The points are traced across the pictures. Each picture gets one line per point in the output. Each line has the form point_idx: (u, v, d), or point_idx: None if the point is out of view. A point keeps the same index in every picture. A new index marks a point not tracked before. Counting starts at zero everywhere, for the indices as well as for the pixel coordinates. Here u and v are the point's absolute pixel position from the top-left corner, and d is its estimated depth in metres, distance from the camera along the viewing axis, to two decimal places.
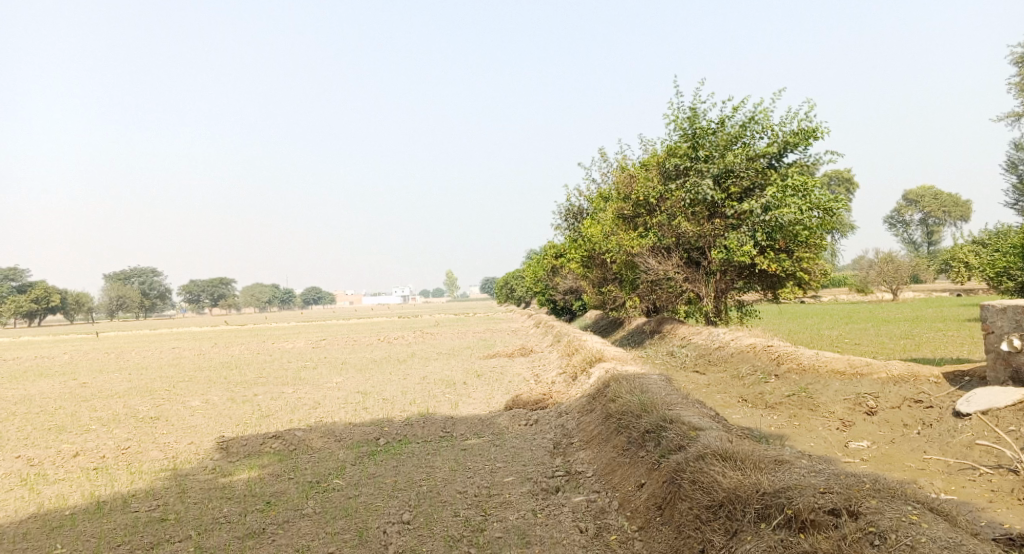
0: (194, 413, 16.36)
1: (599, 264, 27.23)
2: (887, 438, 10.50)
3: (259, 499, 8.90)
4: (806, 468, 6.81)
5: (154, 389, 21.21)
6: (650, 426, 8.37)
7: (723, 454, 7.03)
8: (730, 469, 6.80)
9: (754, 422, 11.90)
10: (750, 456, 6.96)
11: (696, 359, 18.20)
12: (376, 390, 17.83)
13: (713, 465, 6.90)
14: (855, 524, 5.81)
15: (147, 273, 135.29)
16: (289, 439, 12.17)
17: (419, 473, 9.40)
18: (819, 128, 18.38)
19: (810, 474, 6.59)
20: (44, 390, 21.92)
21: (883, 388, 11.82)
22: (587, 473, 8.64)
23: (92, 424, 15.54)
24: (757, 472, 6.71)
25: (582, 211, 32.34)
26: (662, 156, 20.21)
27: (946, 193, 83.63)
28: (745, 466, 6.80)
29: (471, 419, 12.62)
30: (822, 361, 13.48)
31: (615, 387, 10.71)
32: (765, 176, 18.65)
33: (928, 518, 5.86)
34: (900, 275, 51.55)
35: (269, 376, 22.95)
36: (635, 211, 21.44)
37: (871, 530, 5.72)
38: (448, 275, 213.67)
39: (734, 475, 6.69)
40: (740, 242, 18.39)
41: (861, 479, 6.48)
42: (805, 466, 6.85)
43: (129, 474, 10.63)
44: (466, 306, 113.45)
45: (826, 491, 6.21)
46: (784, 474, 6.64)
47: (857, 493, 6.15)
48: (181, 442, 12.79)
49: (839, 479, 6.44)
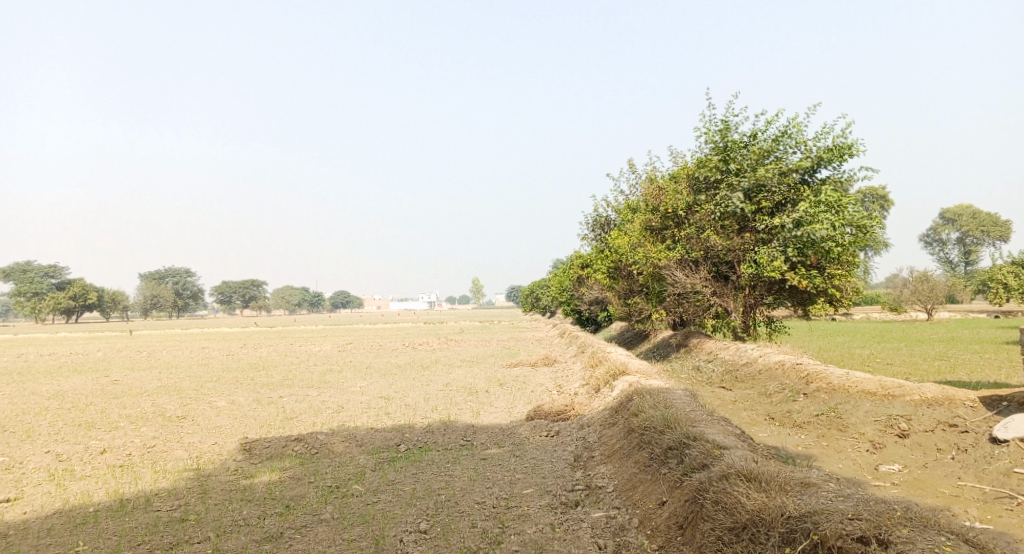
0: (220, 413, 16.55)
1: (626, 275, 27.02)
2: (919, 463, 10.19)
3: (279, 502, 8.92)
4: (833, 492, 6.62)
5: (183, 388, 21.52)
6: (673, 443, 8.22)
7: (747, 475, 6.87)
8: (754, 490, 6.63)
9: (780, 441, 11.65)
10: (776, 477, 6.77)
11: (723, 374, 17.93)
12: (399, 396, 17.86)
13: (737, 486, 6.74)
14: (885, 553, 5.61)
15: (181, 274, 137.93)
16: (311, 442, 12.22)
17: (438, 482, 9.35)
18: (854, 144, 18.06)
19: (839, 498, 6.39)
20: (76, 386, 22.36)
21: (916, 410, 11.50)
22: (608, 488, 8.51)
23: (121, 421, 15.80)
24: (783, 494, 6.53)
25: (610, 222, 32.16)
26: (692, 168, 20.03)
27: (985, 212, 81.62)
28: (770, 487, 6.63)
29: (492, 428, 12.55)
30: (853, 380, 13.16)
31: (638, 401, 10.56)
32: (798, 191, 18.35)
33: (962, 550, 5.63)
34: (935, 295, 50.36)
35: (295, 378, 23.14)
36: (663, 223, 21.25)
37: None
38: (475, 283, 214.28)
39: (758, 497, 6.52)
40: (770, 257, 18.12)
41: (892, 506, 6.26)
42: (832, 490, 6.65)
43: (153, 473, 10.75)
44: (492, 315, 113.51)
45: (855, 517, 6.01)
46: (812, 497, 6.45)
47: (887, 520, 5.93)
48: (206, 443, 12.92)
49: (869, 505, 6.24)
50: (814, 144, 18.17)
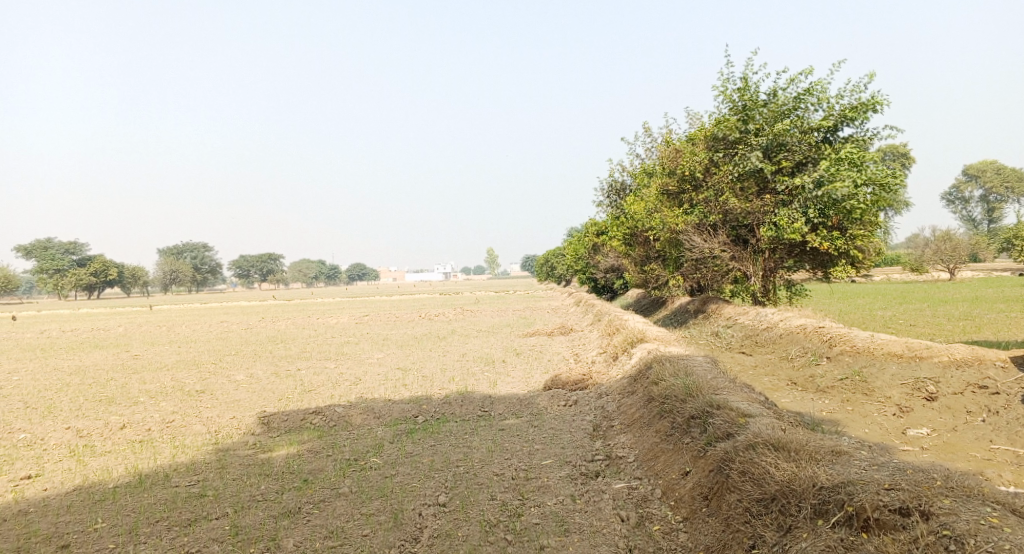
0: (238, 387, 16.59)
1: (643, 241, 26.64)
2: (949, 426, 9.92)
3: (297, 477, 8.87)
4: (866, 460, 6.39)
5: (202, 362, 21.61)
6: (696, 412, 8.01)
7: (775, 444, 6.65)
8: (783, 460, 6.42)
9: (804, 406, 11.41)
10: (805, 446, 6.56)
11: (743, 340, 17.66)
12: (416, 367, 17.78)
13: (765, 456, 6.53)
14: (926, 525, 5.39)
15: (199, 248, 139.02)
16: (329, 415, 12.16)
17: (456, 453, 9.24)
18: (879, 101, 17.45)
19: (873, 467, 6.18)
20: (97, 362, 22.54)
21: (944, 372, 11.18)
22: (629, 458, 8.34)
23: (141, 397, 15.87)
24: (814, 464, 6.32)
25: (625, 187, 31.66)
26: (709, 129, 19.52)
27: (1010, 167, 79.62)
28: (800, 457, 6.42)
29: (510, 398, 12.42)
30: (878, 343, 12.82)
31: (659, 369, 10.34)
32: (819, 150, 17.84)
33: (1011, 522, 5.38)
34: (958, 254, 49.43)
35: (313, 350, 23.17)
36: (680, 187, 20.81)
37: (946, 534, 5.29)
38: (490, 253, 214.18)
39: (788, 468, 6.32)
40: (790, 219, 17.73)
41: (931, 474, 6.03)
42: (865, 458, 6.42)
43: (173, 448, 10.75)
44: (508, 285, 113.37)
45: (892, 488, 5.79)
46: (844, 467, 6.23)
47: (928, 490, 5.70)
48: (224, 417, 12.91)
49: (906, 474, 6.01)
50: (837, 101, 17.59)
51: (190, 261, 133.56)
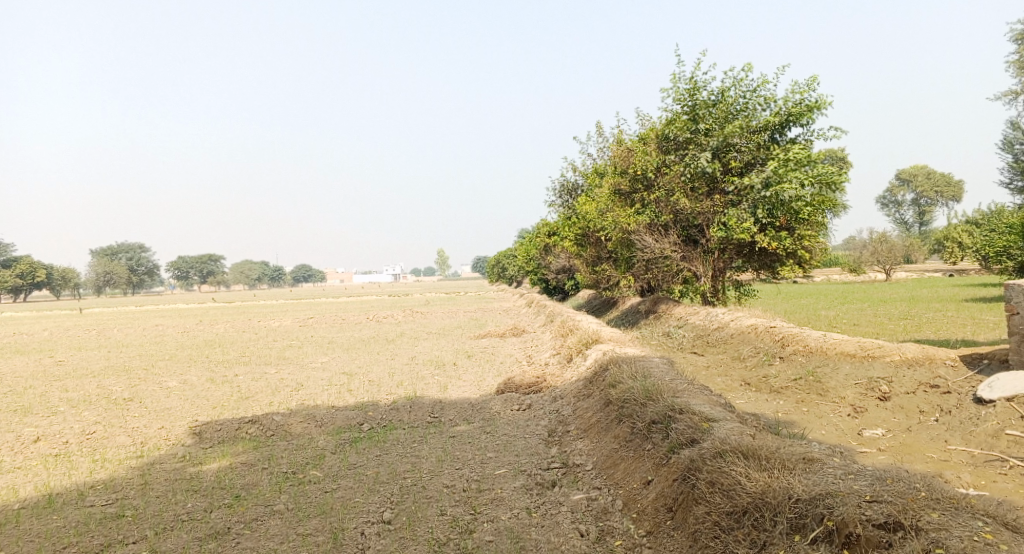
0: (170, 394, 15.57)
1: (594, 242, 26.42)
2: (903, 426, 9.83)
3: (228, 493, 8.15)
4: (839, 469, 6.14)
5: (132, 368, 20.36)
6: (657, 417, 7.64)
7: (745, 452, 6.33)
8: (755, 469, 6.10)
9: (759, 408, 11.22)
10: (776, 454, 6.25)
11: (694, 340, 17.52)
12: (362, 371, 17.05)
13: (735, 465, 6.20)
14: (917, 542, 5.12)
15: (137, 250, 133.77)
16: (267, 424, 11.40)
17: (403, 464, 8.67)
18: (823, 101, 17.55)
19: (849, 477, 5.92)
20: (16, 369, 21.01)
21: (896, 371, 11.14)
22: (587, 465, 7.92)
23: (61, 406, 14.72)
24: (788, 474, 6.01)
25: (576, 187, 31.47)
26: (660, 129, 19.37)
27: (939, 173, 83.00)
28: (771, 466, 6.10)
29: (461, 403, 11.88)
30: (830, 342, 12.75)
31: (616, 371, 9.96)
32: (767, 150, 17.85)
33: (1005, 537, 5.18)
34: (893, 256, 51.10)
35: (253, 355, 22.15)
36: (631, 186, 20.55)
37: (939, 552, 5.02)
38: (439, 255, 213.18)
39: (759, 478, 5.99)
40: (739, 219, 17.62)
41: (914, 485, 5.82)
42: (838, 466, 6.17)
43: (92, 463, 9.86)
44: (459, 286, 112.41)
45: (874, 500, 5.55)
46: (820, 477, 5.95)
47: (913, 504, 5.48)
48: (152, 427, 11.99)
49: (888, 485, 5.78)
50: (783, 101, 17.62)
51: (126, 262, 128.36)
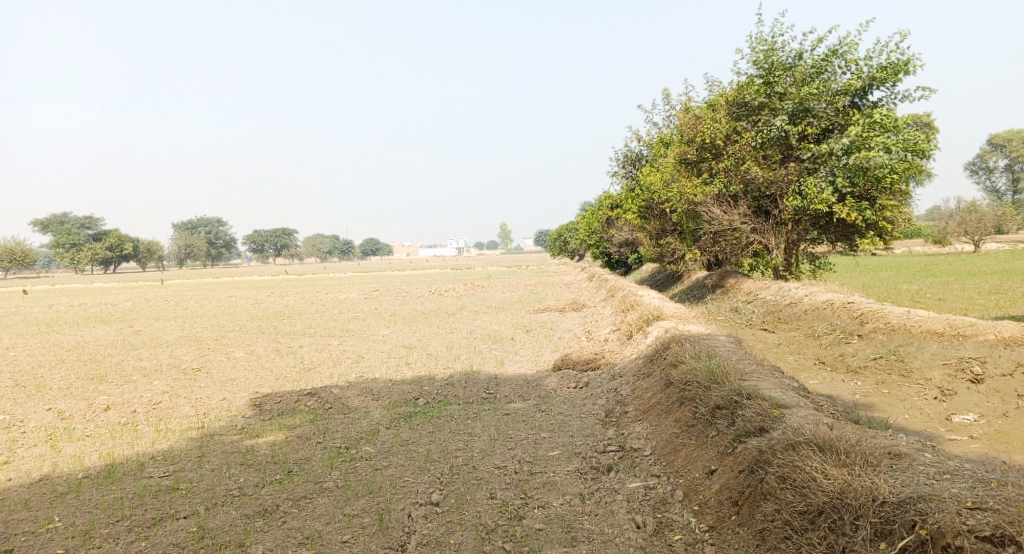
0: (236, 365, 15.90)
1: (659, 214, 25.55)
2: (998, 411, 8.98)
3: (280, 467, 8.10)
4: (931, 466, 5.54)
5: (203, 338, 20.96)
6: (722, 402, 7.11)
7: (822, 444, 5.78)
8: (833, 464, 5.57)
9: (834, 389, 10.49)
10: (857, 448, 5.69)
11: (764, 315, 16.68)
12: (421, 345, 16.98)
13: (810, 459, 5.66)
14: None
15: (214, 224, 139.01)
16: (325, 396, 11.40)
17: (455, 442, 8.43)
18: (912, 62, 16.22)
19: (945, 479, 5.32)
20: (98, 338, 21.97)
21: (991, 352, 10.14)
22: (645, 450, 7.47)
23: (134, 375, 15.22)
24: (871, 471, 5.47)
25: (641, 157, 30.53)
26: (731, 93, 18.34)
27: None
28: (852, 462, 5.56)
29: (517, 379, 11.59)
30: (915, 319, 11.76)
31: (678, 349, 9.42)
32: (847, 115, 16.69)
33: None
34: (983, 226, 47.87)
35: (318, 326, 22.49)
36: (699, 155, 19.60)
37: None
38: (504, 228, 213.78)
39: (838, 475, 5.46)
40: (816, 188, 16.55)
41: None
42: (930, 463, 5.57)
43: (156, 433, 10.05)
44: (523, 259, 112.30)
45: (975, 507, 4.97)
46: (909, 478, 5.37)
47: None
48: (215, 398, 12.17)
49: (993, 490, 5.16)
50: (867, 62, 16.38)
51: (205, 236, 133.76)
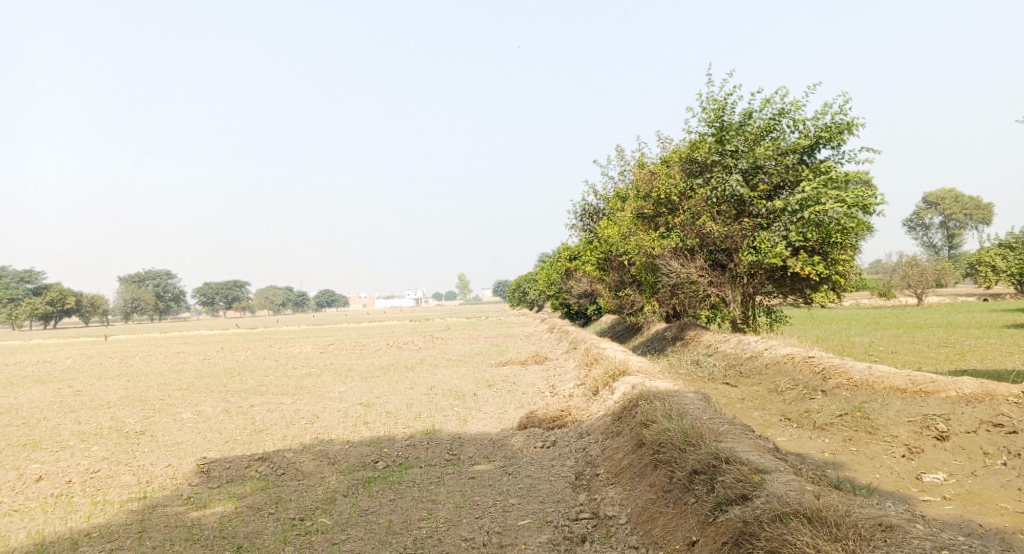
0: (182, 427, 15.02)
1: (617, 267, 25.64)
2: (966, 470, 8.95)
3: (230, 543, 7.54)
4: (926, 540, 5.51)
5: (147, 398, 19.87)
6: (700, 466, 6.90)
7: (810, 517, 5.65)
8: (824, 538, 5.44)
9: (802, 447, 10.38)
10: (847, 520, 5.59)
11: (726, 369, 16.67)
12: (379, 402, 16.39)
13: (801, 532, 5.52)
14: None
15: (163, 276, 135.04)
16: (278, 461, 10.77)
17: (419, 511, 7.98)
18: (855, 122, 16.84)
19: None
20: (32, 399, 20.64)
21: (953, 409, 10.16)
22: (620, 518, 7.19)
23: (70, 440, 14.22)
24: (866, 548, 5.38)
25: (598, 211, 30.83)
26: (685, 150, 18.70)
27: (968, 195, 81.14)
28: (845, 537, 5.45)
29: (480, 439, 11.17)
30: (877, 375, 11.80)
31: (647, 408, 9.20)
32: (797, 172, 17.13)
33: None
34: (925, 280, 49.62)
35: (271, 384, 21.60)
36: (655, 210, 19.82)
37: None
38: (461, 279, 213.48)
39: (831, 552, 5.34)
40: (771, 243, 16.82)
41: None
42: (924, 536, 5.54)
43: (92, 505, 9.30)
44: (480, 310, 111.90)
45: None
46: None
47: None
48: (159, 465, 11.39)
49: None
50: (813, 122, 16.93)
51: (153, 289, 129.80)
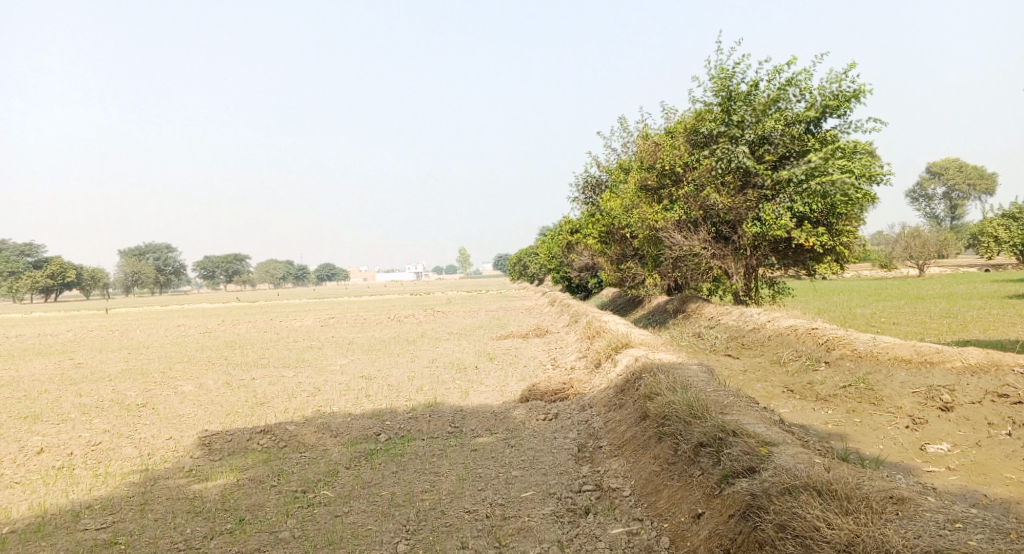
0: (184, 400, 14.99)
1: (619, 239, 25.47)
2: (971, 441, 8.90)
3: (231, 515, 7.52)
4: (939, 514, 5.46)
5: (149, 371, 19.83)
6: (706, 439, 6.85)
7: (820, 491, 5.61)
8: (834, 511, 5.41)
9: (806, 418, 10.33)
10: (858, 493, 5.55)
11: (728, 341, 16.59)
12: (381, 375, 16.34)
13: (811, 506, 5.48)
14: None
15: (164, 250, 134.77)
16: (279, 434, 10.73)
17: (422, 482, 7.95)
18: (862, 91, 16.56)
19: (959, 529, 5.24)
20: (34, 372, 20.61)
21: (959, 379, 10.08)
22: (624, 489, 7.15)
23: (72, 413, 14.20)
24: (878, 521, 5.34)
25: (601, 183, 30.56)
26: (690, 121, 18.41)
27: (972, 166, 80.61)
28: (856, 509, 5.41)
29: (483, 411, 11.11)
30: (881, 346, 11.71)
31: (651, 380, 9.11)
32: (803, 143, 16.88)
33: None
34: (927, 250, 49.46)
35: (272, 357, 21.57)
36: (659, 181, 19.58)
37: None
38: (461, 252, 213.42)
39: (843, 526, 5.30)
40: (776, 214, 16.61)
41: None
42: (937, 510, 5.48)
43: (94, 477, 9.29)
44: (481, 283, 111.96)
45: None
46: (918, 529, 5.27)
47: None
48: (161, 437, 11.36)
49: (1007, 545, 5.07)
50: (820, 92, 16.65)
51: (154, 262, 129.70)
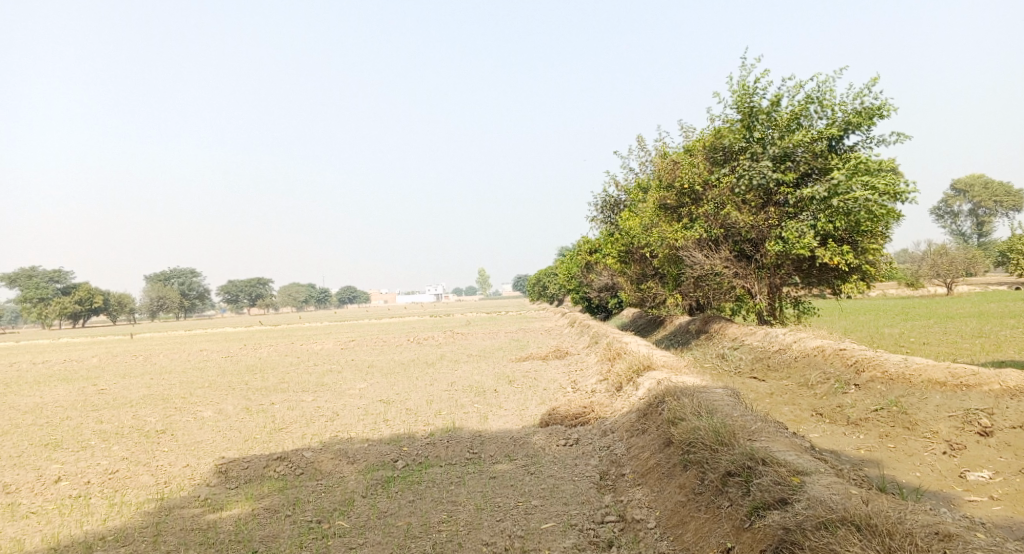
0: (203, 426, 14.89)
1: (639, 259, 25.18)
2: (1014, 468, 8.49)
3: (244, 547, 7.34)
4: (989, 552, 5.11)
5: (170, 397, 19.82)
6: (734, 468, 6.57)
7: (858, 526, 5.31)
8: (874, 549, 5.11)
9: (837, 444, 9.96)
10: (899, 529, 5.25)
11: (753, 362, 16.20)
12: (400, 399, 16.15)
13: (849, 543, 5.19)
14: None
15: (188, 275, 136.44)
16: (296, 461, 10.57)
17: (439, 512, 7.72)
18: (885, 106, 16.27)
19: None
20: (57, 399, 20.68)
21: (998, 403, 9.67)
22: (648, 521, 6.88)
23: (92, 440, 14.16)
24: None
25: (619, 202, 30.31)
26: (709, 138, 18.18)
27: (997, 182, 79.16)
28: (899, 547, 5.11)
29: (502, 436, 10.86)
30: (913, 368, 11.29)
31: (674, 404, 8.82)
32: (825, 160, 16.58)
33: None
34: (955, 269, 48.32)
35: (292, 381, 21.47)
36: (678, 200, 19.33)
37: None
38: (481, 275, 213.74)
39: None
40: (798, 232, 16.28)
41: None
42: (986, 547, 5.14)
43: (109, 506, 9.18)
44: (501, 305, 111.78)
45: None
46: None
47: None
48: (177, 465, 11.24)
49: None
50: (842, 108, 16.39)
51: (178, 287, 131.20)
